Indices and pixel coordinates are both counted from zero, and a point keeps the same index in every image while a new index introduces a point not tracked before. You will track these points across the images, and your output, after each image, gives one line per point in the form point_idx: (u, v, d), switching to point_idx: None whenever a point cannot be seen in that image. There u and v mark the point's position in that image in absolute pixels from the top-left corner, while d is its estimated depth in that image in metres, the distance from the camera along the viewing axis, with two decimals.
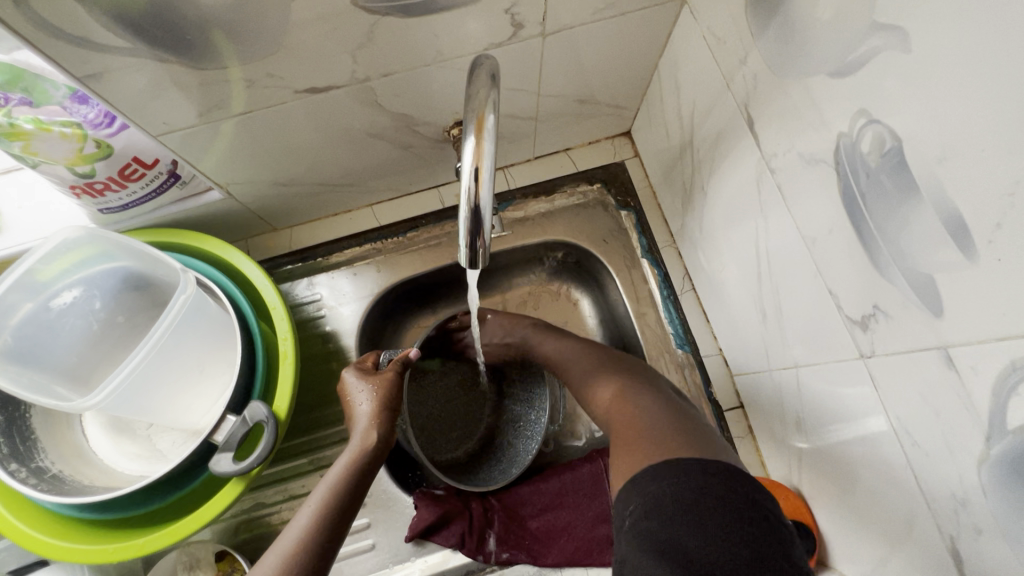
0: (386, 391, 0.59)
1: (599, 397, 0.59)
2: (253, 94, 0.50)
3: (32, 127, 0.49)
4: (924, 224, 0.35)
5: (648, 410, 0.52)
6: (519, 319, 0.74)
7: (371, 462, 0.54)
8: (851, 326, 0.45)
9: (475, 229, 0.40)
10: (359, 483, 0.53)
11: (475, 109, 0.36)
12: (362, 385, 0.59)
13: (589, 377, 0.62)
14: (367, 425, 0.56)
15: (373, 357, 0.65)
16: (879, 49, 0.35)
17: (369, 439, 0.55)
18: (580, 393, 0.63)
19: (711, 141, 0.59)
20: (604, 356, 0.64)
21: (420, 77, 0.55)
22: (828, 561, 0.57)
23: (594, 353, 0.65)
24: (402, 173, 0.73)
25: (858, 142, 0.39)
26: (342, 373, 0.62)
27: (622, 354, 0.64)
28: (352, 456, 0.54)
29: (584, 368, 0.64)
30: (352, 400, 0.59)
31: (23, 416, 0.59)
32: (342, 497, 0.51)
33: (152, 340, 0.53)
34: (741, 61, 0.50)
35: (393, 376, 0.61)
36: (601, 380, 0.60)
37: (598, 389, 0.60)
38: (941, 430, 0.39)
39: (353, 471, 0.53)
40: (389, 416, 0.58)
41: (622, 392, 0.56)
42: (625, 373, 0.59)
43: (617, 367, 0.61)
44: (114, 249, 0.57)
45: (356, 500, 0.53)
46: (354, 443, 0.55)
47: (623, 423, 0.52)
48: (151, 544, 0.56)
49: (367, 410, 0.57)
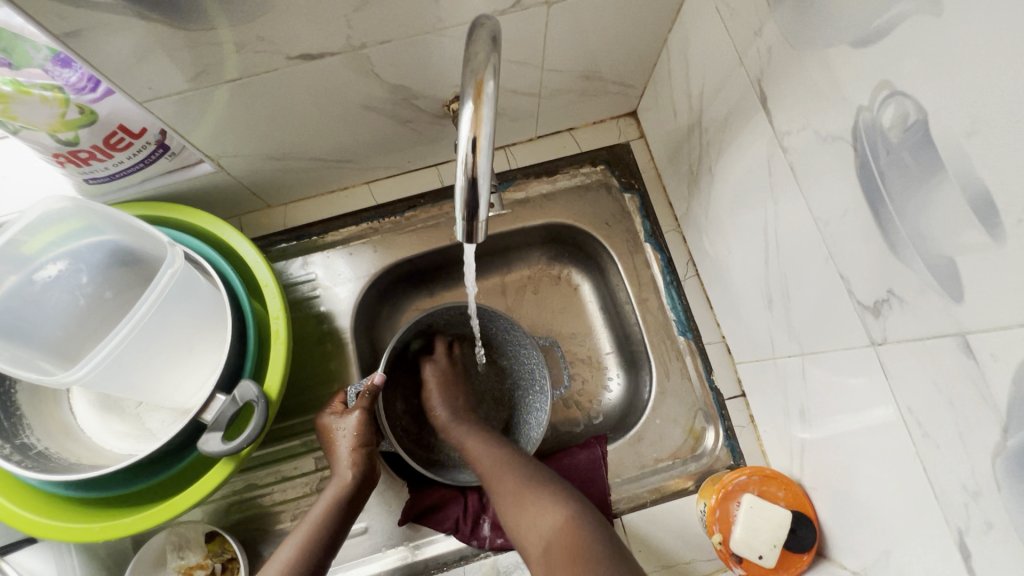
0: (359, 430, 0.62)
1: (539, 521, 0.56)
2: (244, 59, 0.48)
3: (10, 89, 0.47)
4: (948, 202, 0.33)
5: (594, 549, 0.52)
6: (457, 393, 0.74)
7: (351, 500, 0.59)
8: (862, 312, 0.43)
9: (472, 202, 0.38)
10: (341, 519, 0.58)
11: (473, 73, 0.34)
12: (338, 422, 0.62)
13: (517, 500, 0.58)
14: (345, 463, 0.60)
15: (344, 393, 0.67)
16: (907, 14, 0.33)
17: (348, 478, 0.59)
18: (512, 511, 0.58)
19: (721, 120, 0.57)
20: (532, 470, 0.61)
21: (419, 45, 0.52)
22: (827, 552, 0.56)
23: (517, 468, 0.61)
24: (399, 150, 0.71)
25: (879, 117, 0.37)
26: (319, 418, 0.65)
27: (547, 470, 0.62)
28: (333, 494, 0.58)
29: (510, 485, 0.60)
30: (330, 443, 0.62)
31: (7, 392, 0.58)
32: (325, 532, 0.56)
33: (136, 315, 0.51)
34: (756, 33, 0.47)
35: (363, 414, 0.62)
36: (531, 505, 0.57)
37: (532, 520, 0.57)
38: (955, 420, 0.37)
39: (335, 507, 0.58)
40: (367, 450, 0.61)
41: (569, 518, 0.56)
42: (554, 494, 0.58)
43: (541, 484, 0.59)
44: (100, 222, 0.55)
45: (341, 533, 0.58)
46: (334, 483, 0.59)
47: (567, 553, 0.53)
48: (138, 524, 0.54)
49: (346, 447, 0.60)
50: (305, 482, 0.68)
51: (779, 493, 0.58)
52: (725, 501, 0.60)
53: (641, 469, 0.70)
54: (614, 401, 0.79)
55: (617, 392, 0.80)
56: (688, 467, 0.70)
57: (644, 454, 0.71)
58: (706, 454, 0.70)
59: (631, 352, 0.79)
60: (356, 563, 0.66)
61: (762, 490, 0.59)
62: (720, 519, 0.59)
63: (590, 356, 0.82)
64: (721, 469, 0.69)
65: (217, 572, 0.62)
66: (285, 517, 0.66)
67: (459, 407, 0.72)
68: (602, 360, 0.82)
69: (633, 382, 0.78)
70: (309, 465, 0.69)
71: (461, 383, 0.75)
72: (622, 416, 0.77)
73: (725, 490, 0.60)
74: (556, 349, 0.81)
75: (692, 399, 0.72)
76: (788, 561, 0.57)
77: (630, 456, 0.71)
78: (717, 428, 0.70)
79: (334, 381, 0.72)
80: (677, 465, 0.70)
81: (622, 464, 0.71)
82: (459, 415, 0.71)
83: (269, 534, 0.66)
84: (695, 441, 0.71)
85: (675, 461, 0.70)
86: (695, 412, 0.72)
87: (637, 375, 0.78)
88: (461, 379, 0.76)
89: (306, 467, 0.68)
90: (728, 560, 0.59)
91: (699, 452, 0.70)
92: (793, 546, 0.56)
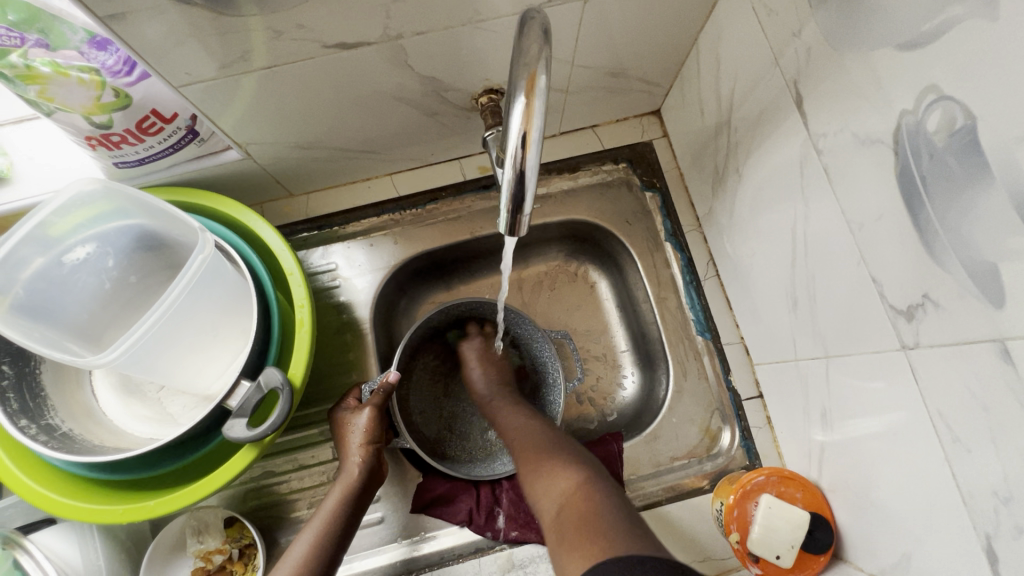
0: (371, 424, 0.62)
1: (553, 486, 0.53)
2: (278, 46, 0.48)
3: (49, 70, 0.46)
4: (993, 208, 0.33)
5: (608, 510, 0.48)
6: (496, 373, 0.73)
7: (361, 493, 0.59)
8: (895, 316, 0.43)
9: (518, 195, 0.38)
10: (352, 514, 0.58)
11: (526, 67, 0.34)
12: (352, 418, 0.62)
13: (535, 468, 0.56)
14: (355, 458, 0.60)
15: (358, 390, 0.67)
16: (958, 19, 0.33)
17: (355, 473, 0.59)
18: (528, 480, 0.56)
19: (751, 120, 0.57)
20: (555, 440, 0.59)
21: (453, 38, 0.52)
22: (844, 554, 0.56)
23: (540, 438, 0.60)
24: (425, 142, 0.71)
25: (924, 121, 0.37)
26: (332, 413, 0.65)
27: (573, 442, 0.60)
28: (342, 488, 0.58)
29: (532, 452, 0.58)
30: (343, 438, 0.61)
31: (33, 372, 0.58)
32: (337, 527, 0.56)
33: (168, 299, 0.51)
34: (794, 35, 0.47)
35: (376, 408, 0.62)
36: (547, 471, 0.55)
37: (546, 485, 0.54)
38: (989, 425, 0.37)
39: (345, 503, 0.58)
40: (377, 446, 0.61)
41: (581, 481, 0.52)
42: (572, 459, 0.55)
43: (558, 451, 0.57)
44: (128, 206, 0.55)
45: (352, 527, 0.58)
46: (343, 477, 0.59)
47: (577, 513, 0.48)
48: (161, 507, 0.55)
49: (356, 443, 0.60)
50: (323, 470, 0.68)
51: (797, 494, 0.58)
52: (743, 501, 0.60)
53: (656, 467, 0.71)
54: (628, 399, 0.80)
55: (632, 390, 0.80)
56: (704, 466, 0.70)
57: (659, 452, 0.71)
58: (722, 454, 0.70)
59: (648, 350, 0.79)
60: (370, 552, 0.66)
61: (781, 491, 0.59)
62: (738, 519, 0.60)
63: (606, 354, 0.82)
64: (736, 469, 0.69)
65: (234, 558, 0.63)
66: (301, 505, 0.67)
67: (503, 385, 0.72)
68: (618, 358, 0.82)
69: (648, 380, 0.79)
70: (326, 454, 0.69)
71: (502, 363, 0.75)
72: (637, 414, 0.77)
73: (743, 489, 0.60)
74: (569, 342, 0.80)
75: (709, 399, 0.72)
76: (804, 562, 0.57)
77: (646, 453, 0.71)
78: (734, 429, 0.71)
79: (353, 371, 0.72)
80: (693, 464, 0.70)
81: (637, 462, 0.71)
82: (496, 394, 0.70)
83: (285, 521, 0.67)
84: (711, 441, 0.71)
85: (691, 460, 0.71)
86: (711, 412, 0.72)
87: (653, 373, 0.78)
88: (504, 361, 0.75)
89: (324, 456, 0.69)
90: (745, 559, 0.59)
91: (715, 452, 0.71)
92: (810, 548, 0.56)
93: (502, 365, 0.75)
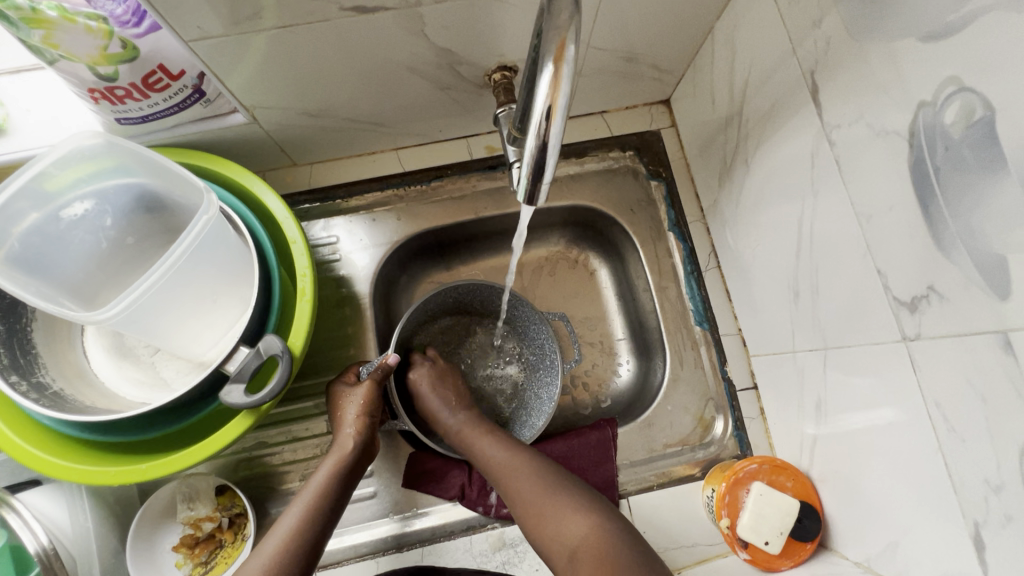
0: (368, 400, 0.61)
1: (566, 528, 0.55)
2: (295, 5, 0.47)
3: (55, 14, 0.44)
4: (1006, 198, 0.34)
5: (627, 555, 0.52)
6: (451, 391, 0.69)
7: (352, 468, 0.58)
8: (898, 308, 0.44)
9: (540, 166, 0.38)
10: (342, 487, 0.57)
11: (556, 35, 0.34)
12: (348, 395, 0.62)
13: (542, 508, 0.57)
14: (347, 436, 0.59)
15: (356, 367, 0.66)
16: (983, 11, 0.33)
17: (349, 446, 0.59)
18: (531, 520, 0.57)
19: (763, 112, 0.57)
20: (551, 473, 0.60)
21: (471, 9, 0.52)
22: (829, 543, 0.57)
23: (536, 473, 0.59)
24: (434, 117, 0.70)
25: (941, 113, 0.37)
26: (331, 385, 0.64)
27: (563, 471, 0.61)
28: (333, 463, 0.58)
29: (536, 492, 0.58)
30: (340, 411, 0.61)
31: (24, 328, 0.57)
32: (326, 500, 0.55)
33: (170, 259, 0.49)
34: (814, 24, 0.47)
35: (373, 384, 0.62)
36: (558, 513, 0.56)
37: (560, 529, 0.55)
38: (984, 415, 0.38)
39: (335, 478, 0.57)
40: (372, 422, 0.61)
41: (593, 525, 0.54)
42: (577, 501, 0.57)
43: (564, 491, 0.58)
44: (131, 162, 0.54)
45: (341, 501, 0.57)
46: (335, 451, 0.59)
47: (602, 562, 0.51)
48: (153, 471, 0.54)
49: (350, 418, 0.60)
50: (316, 443, 0.68)
51: (787, 483, 0.59)
52: (734, 488, 0.61)
53: (649, 453, 0.71)
54: (623, 386, 0.80)
55: (626, 378, 0.80)
56: (696, 454, 0.71)
57: (653, 439, 0.72)
58: (715, 442, 0.71)
59: (645, 339, 0.79)
60: (360, 526, 0.66)
61: (772, 479, 0.60)
62: (729, 504, 0.61)
63: (603, 341, 0.82)
64: (727, 457, 0.70)
65: (224, 526, 0.63)
66: (292, 476, 0.66)
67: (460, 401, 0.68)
68: (615, 346, 0.82)
69: (644, 368, 0.79)
70: (321, 427, 0.68)
71: (450, 377, 0.71)
72: (633, 400, 0.78)
73: (736, 476, 0.61)
74: (564, 323, 0.78)
75: (704, 388, 0.73)
76: (791, 548, 0.58)
77: (639, 439, 0.72)
78: (727, 418, 0.71)
79: (351, 346, 0.72)
80: (685, 451, 0.71)
81: (631, 448, 0.72)
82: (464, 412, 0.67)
83: (277, 493, 0.66)
84: (704, 430, 0.72)
85: (683, 448, 0.72)
86: (706, 402, 0.73)
87: (650, 362, 0.78)
88: (448, 372, 0.71)
89: (318, 429, 0.68)
90: (734, 544, 0.60)
91: (707, 440, 0.72)
92: (798, 535, 0.57)
93: (454, 376, 0.71)
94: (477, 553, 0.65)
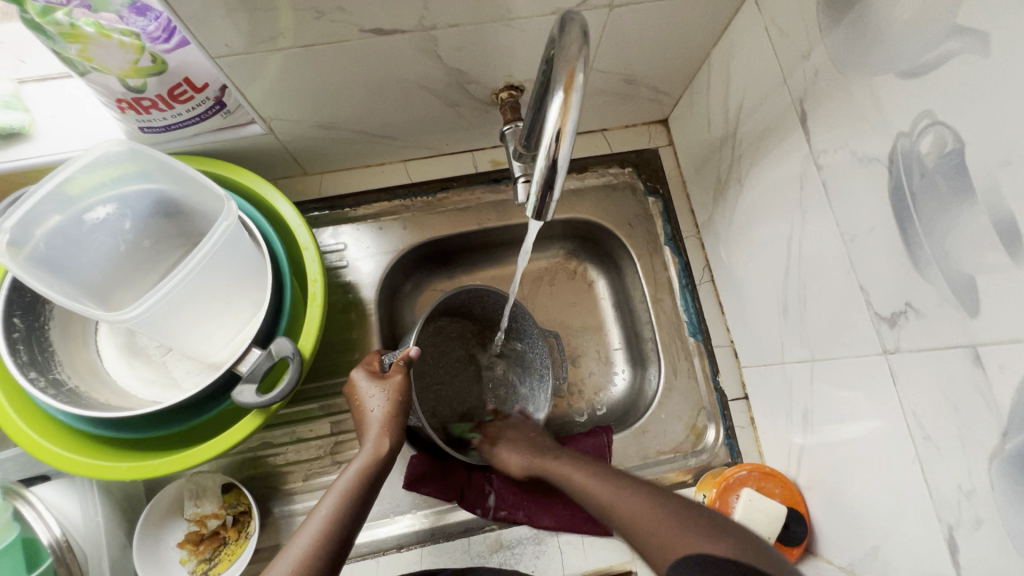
0: (399, 396, 0.60)
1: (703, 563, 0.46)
2: (319, 26, 0.49)
3: (92, 30, 0.47)
4: (974, 224, 0.37)
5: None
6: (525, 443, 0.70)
7: (382, 469, 0.58)
8: (878, 323, 0.47)
9: (548, 182, 0.41)
10: (371, 486, 0.56)
11: (566, 64, 0.37)
12: (373, 389, 0.61)
13: (670, 539, 0.49)
14: (376, 437, 0.58)
15: (378, 357, 0.66)
16: (954, 52, 0.37)
17: (382, 449, 0.58)
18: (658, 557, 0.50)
19: (756, 136, 0.61)
20: (679, 503, 0.53)
21: (483, 33, 0.55)
22: (815, 549, 0.60)
23: (656, 500, 0.54)
24: (442, 131, 0.73)
25: (917, 143, 0.40)
26: (352, 373, 0.63)
27: (694, 505, 0.53)
28: (364, 462, 0.57)
29: (659, 525, 0.51)
30: (363, 405, 0.60)
31: (41, 326, 0.59)
32: (355, 498, 0.54)
33: (191, 263, 0.51)
34: (803, 56, 0.51)
35: (402, 378, 0.61)
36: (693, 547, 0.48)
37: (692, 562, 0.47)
38: (957, 425, 0.41)
39: (364, 477, 0.56)
40: (400, 422, 0.60)
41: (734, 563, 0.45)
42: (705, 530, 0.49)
43: (692, 523, 0.50)
44: (154, 170, 0.57)
45: (369, 500, 0.56)
46: (369, 451, 0.58)
47: None
48: (165, 467, 0.56)
49: (379, 416, 0.59)
50: (319, 444, 0.69)
51: (776, 489, 0.61)
52: (724, 493, 0.63)
53: (643, 459, 0.74)
54: (617, 395, 0.82)
55: (621, 387, 0.83)
56: (688, 462, 0.73)
57: (647, 446, 0.74)
58: (706, 450, 0.74)
59: (640, 349, 0.82)
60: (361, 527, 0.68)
61: (760, 485, 0.62)
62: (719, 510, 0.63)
63: (600, 351, 0.85)
64: (719, 465, 0.73)
65: (228, 524, 0.65)
66: (295, 477, 0.68)
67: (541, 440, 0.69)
68: (611, 356, 0.85)
69: (639, 377, 0.82)
70: (325, 429, 0.70)
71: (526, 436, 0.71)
72: (626, 409, 0.80)
73: (725, 482, 0.63)
74: (558, 341, 0.81)
75: (697, 398, 0.76)
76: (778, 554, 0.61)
77: (634, 446, 0.74)
78: (718, 427, 0.74)
79: (356, 350, 0.73)
80: (678, 458, 0.74)
81: (625, 454, 0.74)
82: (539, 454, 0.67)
83: (280, 493, 0.68)
84: (696, 438, 0.74)
85: (676, 455, 0.74)
86: (698, 411, 0.75)
87: (644, 371, 0.81)
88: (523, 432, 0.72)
89: (321, 430, 0.70)
90: None
91: (699, 448, 0.74)
92: (785, 540, 0.59)
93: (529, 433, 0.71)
94: (475, 554, 0.67)
